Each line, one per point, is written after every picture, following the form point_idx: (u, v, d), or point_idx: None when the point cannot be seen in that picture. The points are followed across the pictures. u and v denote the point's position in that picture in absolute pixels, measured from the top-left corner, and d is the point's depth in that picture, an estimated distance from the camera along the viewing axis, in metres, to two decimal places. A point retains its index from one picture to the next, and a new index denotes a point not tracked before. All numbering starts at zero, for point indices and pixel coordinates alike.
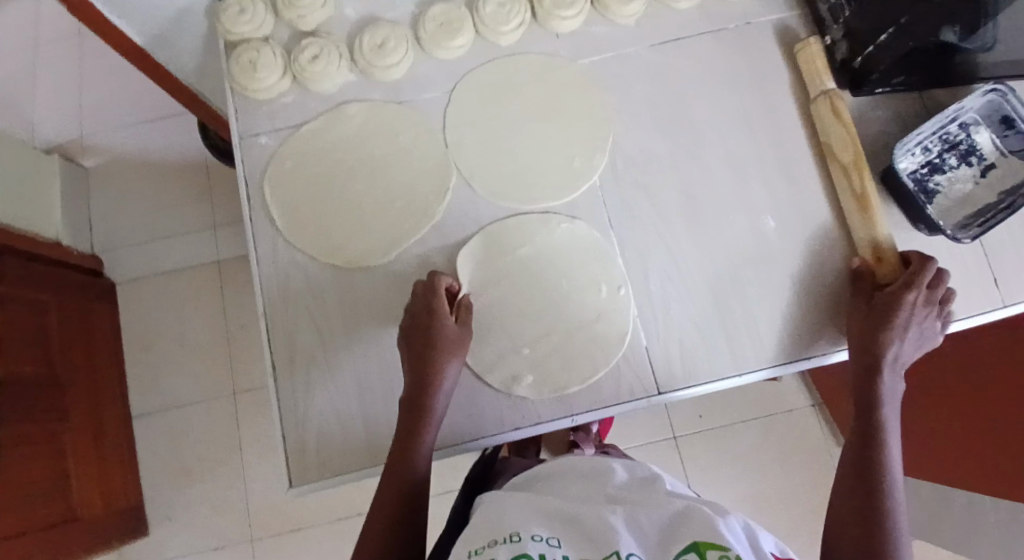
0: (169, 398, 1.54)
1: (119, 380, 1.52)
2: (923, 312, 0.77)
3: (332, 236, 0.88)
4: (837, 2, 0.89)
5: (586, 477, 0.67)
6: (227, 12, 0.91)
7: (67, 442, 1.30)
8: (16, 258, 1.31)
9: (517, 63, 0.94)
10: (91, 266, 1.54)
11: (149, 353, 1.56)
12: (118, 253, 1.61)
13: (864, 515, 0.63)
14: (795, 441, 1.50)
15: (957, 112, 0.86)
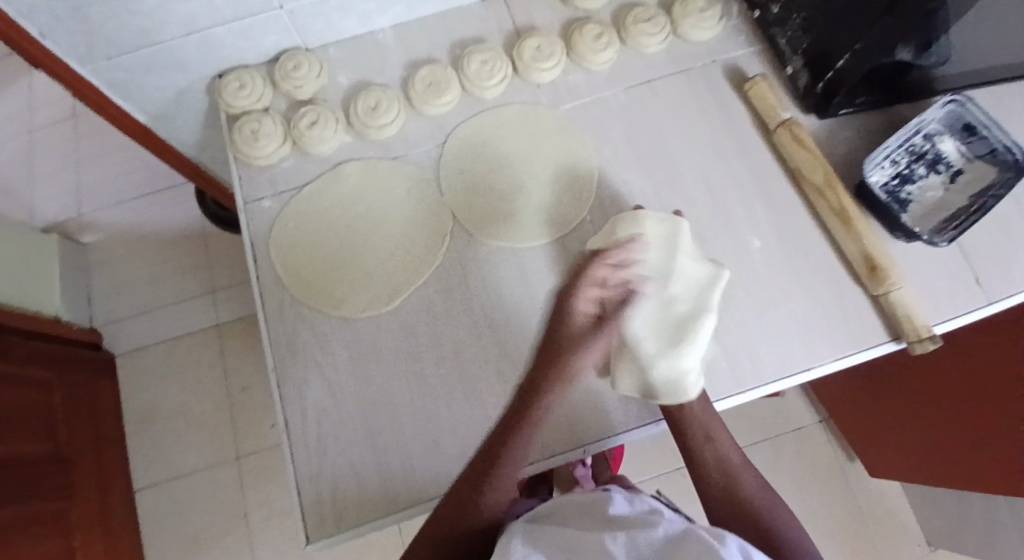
0: (174, 468, 1.53)
1: (123, 452, 1.52)
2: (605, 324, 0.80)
3: (340, 291, 0.91)
4: (793, 35, 0.95)
5: (586, 506, 0.67)
6: (226, 88, 0.96)
7: (73, 515, 1.30)
8: (18, 338, 1.32)
9: (500, 114, 1.00)
10: (91, 340, 1.56)
11: (154, 423, 1.56)
12: (119, 325, 1.62)
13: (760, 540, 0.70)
14: (805, 457, 1.51)
15: (919, 125, 0.92)
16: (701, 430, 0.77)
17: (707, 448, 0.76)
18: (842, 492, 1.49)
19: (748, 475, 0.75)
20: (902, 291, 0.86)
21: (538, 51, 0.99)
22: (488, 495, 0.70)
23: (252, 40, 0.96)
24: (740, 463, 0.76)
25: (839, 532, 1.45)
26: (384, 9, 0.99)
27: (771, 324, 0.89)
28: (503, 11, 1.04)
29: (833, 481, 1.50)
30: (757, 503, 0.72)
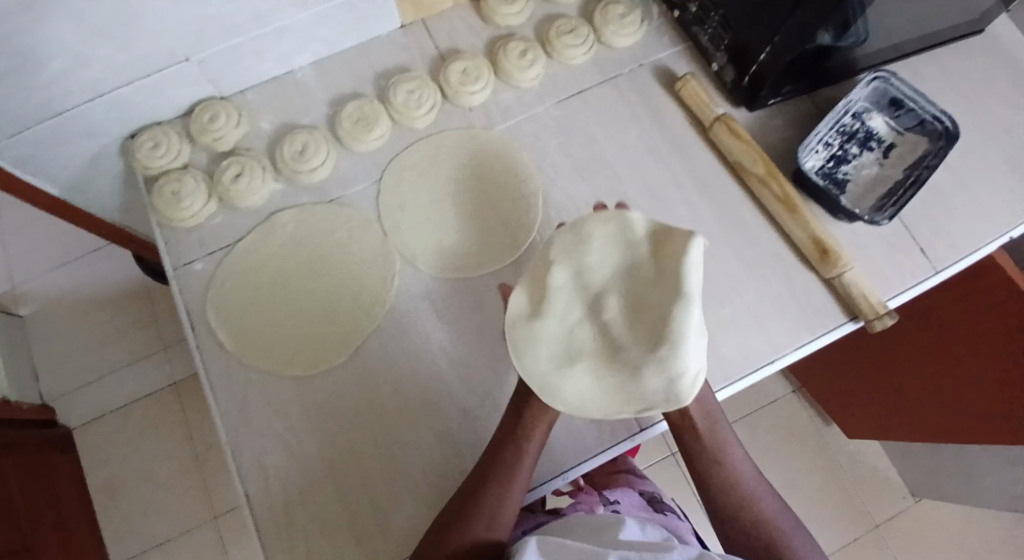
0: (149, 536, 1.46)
1: (91, 530, 1.43)
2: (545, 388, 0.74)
3: (288, 347, 0.87)
4: (714, 33, 0.95)
5: (596, 527, 0.65)
6: (140, 150, 0.92)
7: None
8: None
9: (435, 142, 0.97)
10: (42, 416, 1.44)
11: (122, 495, 1.49)
12: (69, 398, 1.54)
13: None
14: (784, 431, 1.54)
15: (847, 106, 0.94)
16: (712, 454, 0.73)
17: (717, 469, 0.73)
18: (825, 462, 1.51)
19: (762, 491, 0.74)
20: (853, 271, 0.87)
21: (465, 75, 0.97)
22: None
23: (163, 96, 0.91)
24: (752, 479, 0.74)
25: (825, 499, 1.48)
26: (299, 49, 0.96)
27: (732, 319, 0.88)
28: (424, 36, 1.02)
29: (813, 450, 1.52)
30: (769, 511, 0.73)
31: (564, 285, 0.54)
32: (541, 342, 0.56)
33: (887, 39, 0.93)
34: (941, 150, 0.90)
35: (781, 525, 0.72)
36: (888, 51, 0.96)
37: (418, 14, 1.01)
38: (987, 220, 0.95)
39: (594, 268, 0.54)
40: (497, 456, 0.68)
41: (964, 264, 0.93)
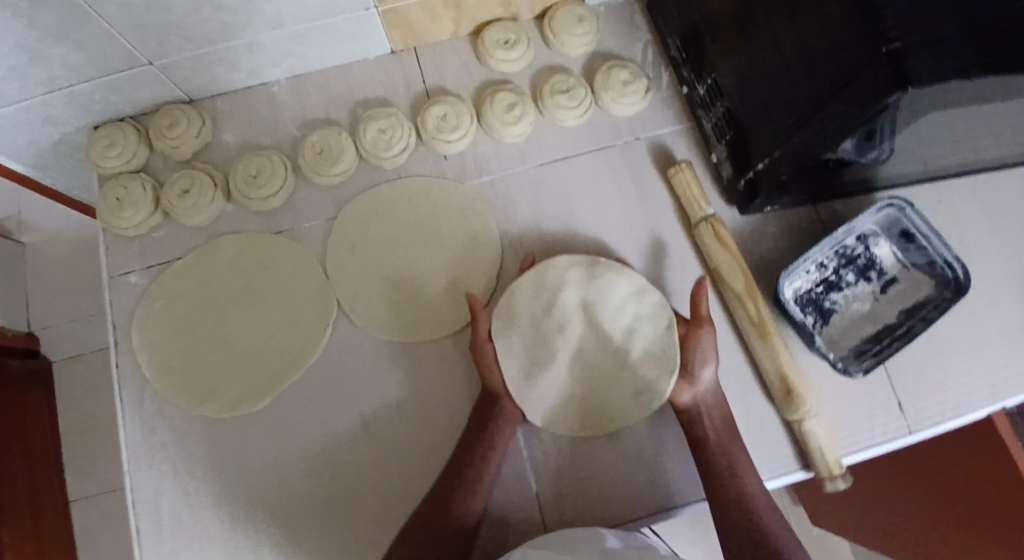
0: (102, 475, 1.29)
1: (56, 471, 1.28)
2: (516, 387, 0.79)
3: (203, 382, 0.83)
4: (718, 122, 0.86)
5: (581, 538, 0.64)
6: (96, 147, 0.88)
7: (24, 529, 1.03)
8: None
9: (401, 187, 0.90)
10: (24, 346, 1.30)
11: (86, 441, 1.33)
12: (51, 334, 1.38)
13: None
14: None
15: (850, 231, 0.84)
16: (725, 462, 0.72)
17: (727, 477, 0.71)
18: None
19: (772, 511, 0.68)
20: (815, 421, 0.78)
21: (443, 120, 0.89)
22: (440, 536, 0.69)
23: (127, 94, 0.87)
24: (764, 498, 0.69)
25: None
26: (273, 63, 0.90)
27: (663, 447, 0.82)
28: (412, 67, 0.95)
29: None
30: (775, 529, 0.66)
31: (552, 301, 0.79)
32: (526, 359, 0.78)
33: (912, 163, 0.82)
34: (943, 303, 0.81)
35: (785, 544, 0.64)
36: (911, 175, 0.86)
37: (408, 42, 0.94)
38: (985, 382, 0.85)
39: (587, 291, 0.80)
40: (477, 433, 0.76)
41: (947, 428, 0.83)
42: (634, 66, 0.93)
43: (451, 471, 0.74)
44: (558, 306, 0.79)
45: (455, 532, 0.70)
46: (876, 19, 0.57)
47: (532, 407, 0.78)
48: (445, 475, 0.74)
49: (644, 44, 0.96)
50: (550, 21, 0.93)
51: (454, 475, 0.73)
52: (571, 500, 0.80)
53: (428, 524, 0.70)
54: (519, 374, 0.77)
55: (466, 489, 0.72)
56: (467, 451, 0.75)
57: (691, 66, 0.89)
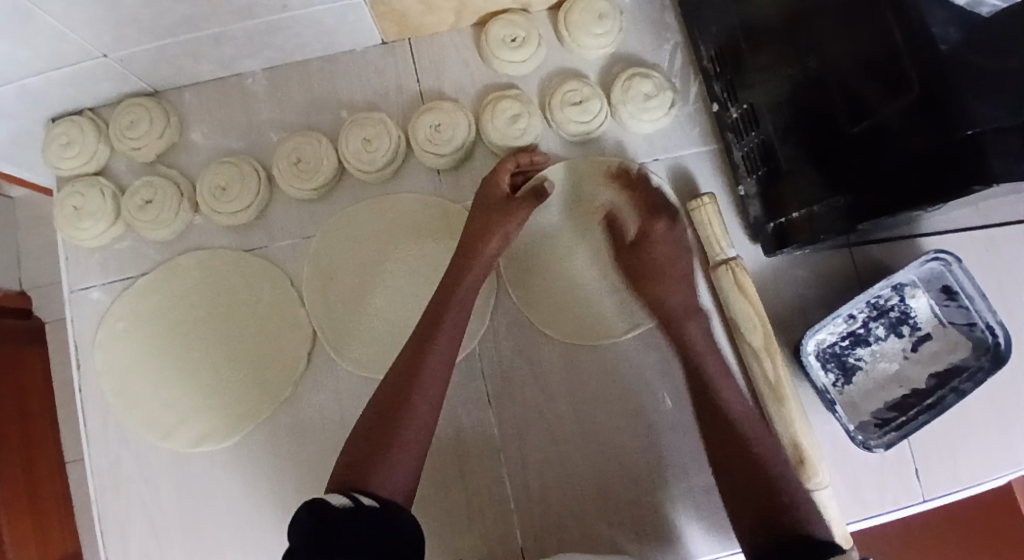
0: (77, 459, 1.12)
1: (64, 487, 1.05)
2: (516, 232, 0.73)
3: (169, 411, 0.77)
4: (751, 152, 0.76)
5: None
6: (51, 144, 0.79)
7: (9, 534, 0.87)
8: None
9: (386, 207, 0.81)
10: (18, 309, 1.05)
11: None
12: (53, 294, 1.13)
13: (764, 497, 0.59)
14: None
15: (887, 285, 0.74)
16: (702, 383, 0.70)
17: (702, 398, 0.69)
18: None
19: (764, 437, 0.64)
20: (826, 493, 0.72)
21: (436, 131, 0.79)
22: (418, 394, 0.59)
23: (85, 86, 0.78)
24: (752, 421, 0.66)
25: None
26: (248, 54, 0.80)
27: (669, 362, 0.80)
28: (406, 64, 0.84)
29: None
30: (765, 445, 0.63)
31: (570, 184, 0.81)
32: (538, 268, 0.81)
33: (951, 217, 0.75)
34: (981, 373, 0.73)
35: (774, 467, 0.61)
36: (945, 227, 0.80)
37: (403, 33, 0.83)
38: (1010, 447, 0.77)
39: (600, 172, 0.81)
40: (455, 275, 0.69)
41: (964, 493, 0.77)
42: (659, 75, 0.81)
43: (426, 322, 0.65)
44: (575, 206, 0.81)
45: (430, 378, 0.61)
46: (960, 98, 0.48)
47: (537, 300, 0.80)
48: (419, 323, 0.65)
49: (671, 47, 0.85)
50: (565, 16, 0.81)
51: (429, 322, 0.65)
52: (555, 547, 0.76)
53: (405, 378, 0.60)
54: (530, 296, 0.80)
55: (441, 331, 0.64)
56: (444, 296, 0.67)
57: (725, 82, 0.78)
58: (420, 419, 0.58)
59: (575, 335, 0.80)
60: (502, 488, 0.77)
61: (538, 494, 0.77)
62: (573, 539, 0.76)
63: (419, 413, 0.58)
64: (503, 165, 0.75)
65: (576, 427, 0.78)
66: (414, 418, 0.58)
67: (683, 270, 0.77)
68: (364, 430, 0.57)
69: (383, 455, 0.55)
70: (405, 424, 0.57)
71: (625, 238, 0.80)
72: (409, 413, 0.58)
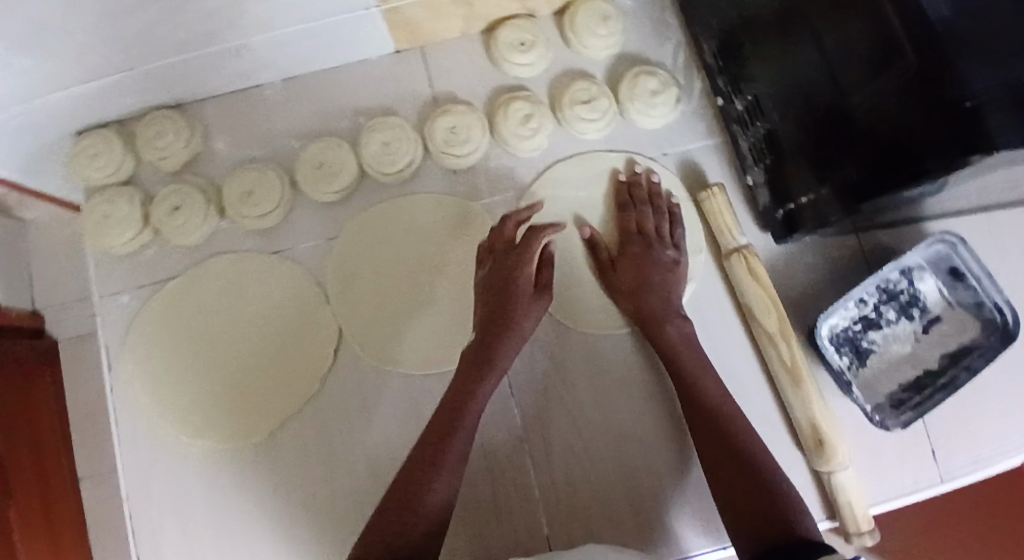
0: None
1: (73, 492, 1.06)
2: (532, 322, 0.72)
3: (197, 412, 0.79)
4: (758, 143, 0.78)
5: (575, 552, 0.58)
6: (79, 156, 0.82)
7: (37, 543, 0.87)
8: None
9: (404, 207, 0.83)
10: None
11: None
12: None
13: (750, 496, 0.59)
14: None
15: (895, 267, 0.76)
16: (687, 385, 0.71)
17: (685, 393, 0.71)
18: None
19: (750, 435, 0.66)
20: (846, 473, 0.73)
21: (453, 133, 0.82)
22: (439, 484, 0.59)
23: (113, 99, 0.80)
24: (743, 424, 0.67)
25: None
26: (268, 66, 0.83)
27: None
28: (420, 72, 0.88)
29: None
30: (756, 447, 0.64)
31: (583, 179, 0.84)
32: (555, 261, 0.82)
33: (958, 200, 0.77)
34: None
35: (768, 467, 0.62)
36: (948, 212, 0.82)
37: (414, 41, 0.87)
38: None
39: (608, 164, 0.84)
40: (476, 367, 0.69)
41: (982, 471, 0.78)
42: (663, 72, 0.84)
43: (449, 410, 0.66)
44: (588, 200, 0.83)
45: (449, 472, 0.60)
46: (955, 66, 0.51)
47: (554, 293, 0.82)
48: (441, 414, 0.66)
49: (673, 46, 0.88)
50: (570, 20, 0.85)
51: (451, 408, 0.66)
52: (582, 535, 0.77)
53: (426, 466, 0.60)
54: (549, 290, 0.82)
55: (464, 425, 0.64)
56: (465, 387, 0.68)
57: (728, 77, 0.81)
58: (436, 509, 0.57)
59: (592, 323, 0.82)
60: (527, 478, 0.79)
61: (563, 489, 0.78)
62: (599, 526, 0.77)
63: (435, 504, 0.57)
64: (525, 265, 0.73)
65: (597, 418, 0.80)
66: (429, 511, 0.57)
67: (656, 287, 0.76)
68: (379, 517, 0.56)
69: (399, 541, 0.53)
70: (424, 513, 0.56)
71: (606, 253, 0.80)
72: (428, 507, 0.57)
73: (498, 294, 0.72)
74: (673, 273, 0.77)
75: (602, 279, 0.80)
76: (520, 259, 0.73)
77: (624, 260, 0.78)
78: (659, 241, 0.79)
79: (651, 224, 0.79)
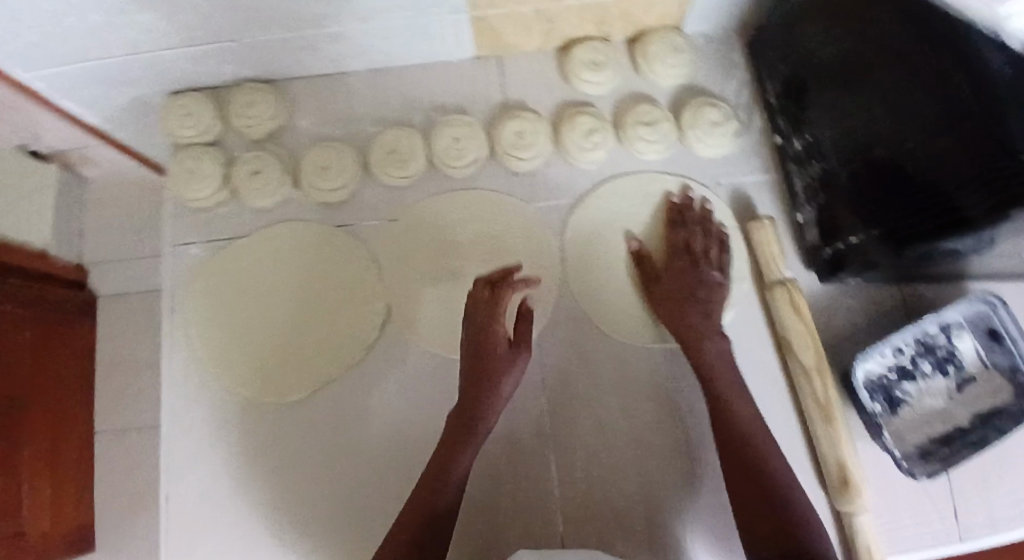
0: (120, 423, 1.17)
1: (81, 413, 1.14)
2: (511, 380, 0.74)
3: (244, 365, 0.83)
4: (812, 182, 0.82)
5: None
6: (174, 114, 0.88)
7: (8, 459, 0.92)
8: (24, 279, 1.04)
9: (465, 201, 0.87)
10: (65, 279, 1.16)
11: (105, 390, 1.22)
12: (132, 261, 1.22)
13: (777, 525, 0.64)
14: None
15: (936, 321, 0.78)
16: (716, 393, 0.73)
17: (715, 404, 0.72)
18: None
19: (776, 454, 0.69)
20: (868, 515, 0.74)
21: (520, 136, 0.87)
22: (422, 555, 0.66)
23: (212, 67, 0.87)
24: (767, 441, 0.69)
25: None
26: (356, 55, 0.89)
27: None
28: (495, 79, 0.93)
29: None
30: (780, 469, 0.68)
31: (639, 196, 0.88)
32: (602, 270, 0.86)
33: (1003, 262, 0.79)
34: None
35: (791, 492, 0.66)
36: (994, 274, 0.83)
37: (494, 49, 0.92)
38: None
39: (664, 185, 0.88)
40: (457, 426, 0.72)
41: (1003, 535, 0.78)
42: (725, 106, 0.89)
43: (429, 475, 0.70)
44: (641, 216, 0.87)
45: (432, 540, 0.67)
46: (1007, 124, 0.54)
47: (598, 300, 0.85)
48: (425, 475, 0.71)
49: (737, 84, 0.92)
50: (643, 48, 0.90)
51: (435, 472, 0.70)
52: (594, 538, 0.78)
53: (411, 538, 0.66)
54: (593, 297, 0.85)
55: (447, 488, 0.69)
56: (447, 449, 0.71)
57: (789, 117, 0.85)
58: None
59: (631, 334, 0.84)
60: (548, 474, 0.80)
61: (583, 491, 0.80)
62: (613, 532, 0.78)
63: None
64: (497, 324, 0.74)
65: (624, 427, 0.82)
66: None
67: (699, 302, 0.79)
68: None
69: None
70: None
71: (652, 265, 0.83)
72: None
73: (475, 356, 0.74)
74: (719, 291, 0.80)
75: (647, 286, 0.83)
76: (494, 324, 0.75)
77: (672, 270, 0.81)
78: (704, 261, 0.81)
79: (699, 244, 0.82)
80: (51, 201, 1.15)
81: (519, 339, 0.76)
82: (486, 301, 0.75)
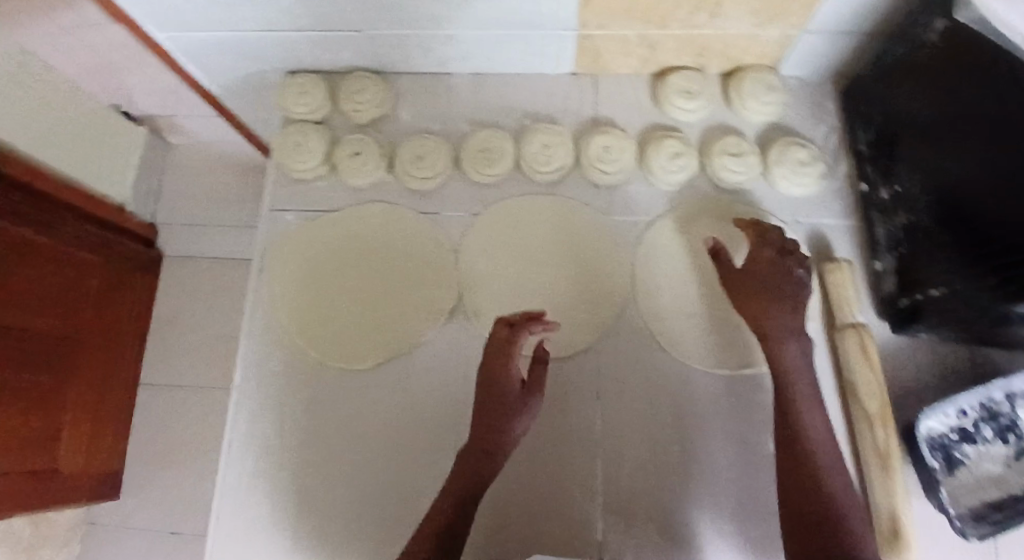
0: (179, 373, 1.23)
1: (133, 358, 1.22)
2: (524, 420, 0.70)
3: (322, 330, 0.87)
4: (895, 232, 0.83)
5: None
6: (288, 90, 0.94)
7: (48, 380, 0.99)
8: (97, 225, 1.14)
9: (547, 205, 0.91)
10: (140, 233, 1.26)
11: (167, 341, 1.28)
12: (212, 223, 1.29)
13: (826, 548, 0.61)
14: None
15: (999, 388, 0.77)
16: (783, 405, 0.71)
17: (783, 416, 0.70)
18: None
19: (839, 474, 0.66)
20: None
21: (606, 151, 0.90)
22: None
23: (329, 52, 0.93)
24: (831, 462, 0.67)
25: None
26: (463, 57, 0.94)
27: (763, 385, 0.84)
28: (589, 95, 0.97)
29: None
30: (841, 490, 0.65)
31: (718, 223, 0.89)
32: (672, 290, 0.88)
33: None
34: None
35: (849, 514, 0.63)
36: None
37: (592, 68, 0.96)
38: None
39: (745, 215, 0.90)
40: (468, 461, 0.68)
41: None
42: (813, 147, 0.91)
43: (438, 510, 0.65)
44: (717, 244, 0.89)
45: None
46: None
47: (664, 319, 0.87)
48: (432, 511, 0.66)
49: (826, 129, 0.95)
50: (738, 83, 0.93)
51: (443, 507, 0.66)
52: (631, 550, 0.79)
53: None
54: (660, 315, 0.87)
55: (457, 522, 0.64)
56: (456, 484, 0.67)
57: (878, 166, 0.86)
58: None
59: (693, 355, 0.85)
60: (594, 480, 0.82)
61: (626, 503, 0.81)
62: (652, 548, 0.79)
63: None
64: (512, 364, 0.71)
65: (674, 445, 0.83)
66: None
67: (784, 297, 0.75)
68: None
69: None
70: None
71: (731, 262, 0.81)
72: None
73: (489, 396, 0.70)
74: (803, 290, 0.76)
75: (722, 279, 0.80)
76: (510, 364, 0.71)
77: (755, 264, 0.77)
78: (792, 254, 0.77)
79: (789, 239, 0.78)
80: (136, 160, 1.26)
81: (532, 383, 0.73)
82: (502, 342, 0.71)
